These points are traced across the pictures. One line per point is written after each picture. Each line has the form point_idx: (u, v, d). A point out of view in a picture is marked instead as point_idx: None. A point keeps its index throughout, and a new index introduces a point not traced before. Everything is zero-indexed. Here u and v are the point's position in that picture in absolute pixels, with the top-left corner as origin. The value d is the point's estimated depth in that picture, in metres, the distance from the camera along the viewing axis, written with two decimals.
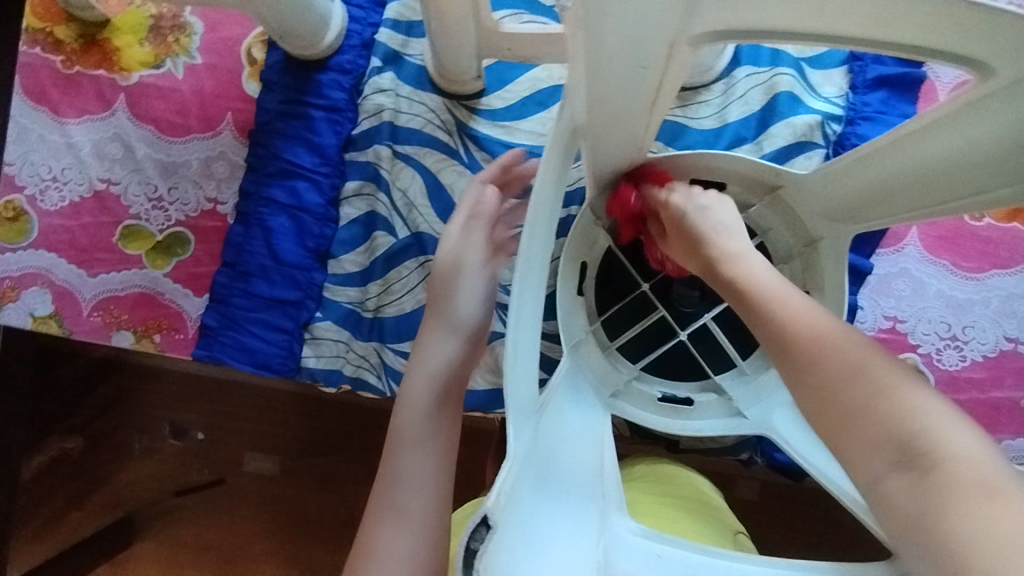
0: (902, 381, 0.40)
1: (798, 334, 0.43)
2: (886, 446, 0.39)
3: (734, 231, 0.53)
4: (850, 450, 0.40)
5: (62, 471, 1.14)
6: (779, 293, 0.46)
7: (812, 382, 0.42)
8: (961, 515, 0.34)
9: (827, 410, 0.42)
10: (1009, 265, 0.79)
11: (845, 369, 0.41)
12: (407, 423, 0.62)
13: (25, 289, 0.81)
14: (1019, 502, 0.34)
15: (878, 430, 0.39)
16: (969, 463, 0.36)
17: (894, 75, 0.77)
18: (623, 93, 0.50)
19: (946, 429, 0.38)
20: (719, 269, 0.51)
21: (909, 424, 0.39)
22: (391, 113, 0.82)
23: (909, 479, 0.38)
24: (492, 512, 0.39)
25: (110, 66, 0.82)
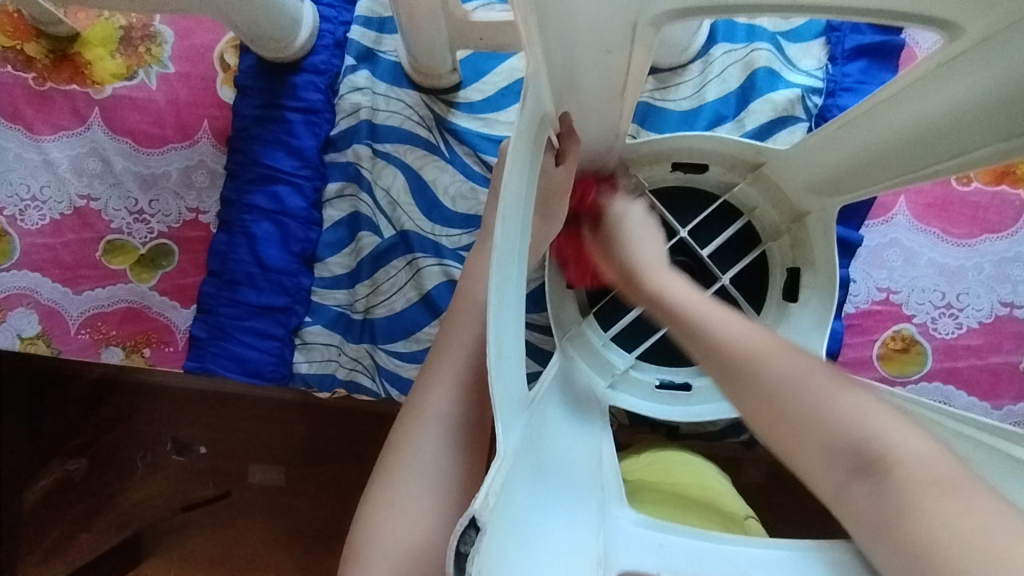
0: (837, 387, 0.46)
1: (733, 349, 0.48)
2: (841, 456, 0.43)
3: (649, 243, 0.61)
4: (807, 460, 0.45)
5: (66, 493, 1.14)
6: (700, 310, 0.52)
7: (761, 396, 0.47)
8: (921, 512, 0.39)
9: (776, 422, 0.46)
10: (1000, 229, 0.79)
11: (778, 381, 0.46)
12: (428, 402, 0.56)
13: (11, 310, 0.80)
14: (969, 493, 0.39)
15: (826, 440, 0.44)
16: (918, 460, 0.41)
17: (874, 44, 0.76)
18: (595, 78, 0.52)
19: (888, 431, 0.43)
20: (648, 286, 0.57)
21: (861, 432, 0.43)
22: (368, 112, 0.81)
23: (868, 486, 0.42)
24: (484, 511, 0.30)
25: (83, 80, 0.81)
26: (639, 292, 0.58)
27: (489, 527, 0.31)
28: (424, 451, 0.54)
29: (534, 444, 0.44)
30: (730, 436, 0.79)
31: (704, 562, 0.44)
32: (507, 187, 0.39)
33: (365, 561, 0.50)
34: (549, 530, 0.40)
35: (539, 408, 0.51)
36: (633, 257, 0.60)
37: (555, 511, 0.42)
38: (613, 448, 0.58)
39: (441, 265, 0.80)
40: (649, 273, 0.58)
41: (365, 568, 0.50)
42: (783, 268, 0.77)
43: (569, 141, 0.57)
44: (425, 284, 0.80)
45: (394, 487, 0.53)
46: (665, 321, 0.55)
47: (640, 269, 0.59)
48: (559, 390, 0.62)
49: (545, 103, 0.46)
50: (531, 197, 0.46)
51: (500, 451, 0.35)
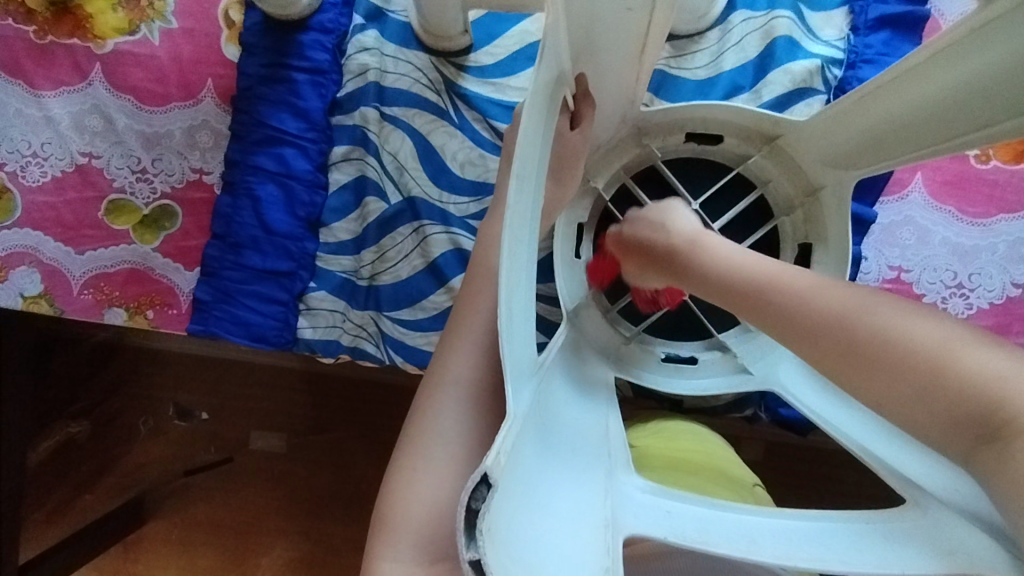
0: (936, 334, 0.41)
1: (816, 308, 0.46)
2: (959, 420, 0.38)
3: (688, 220, 0.60)
4: (925, 427, 0.40)
5: (70, 454, 1.14)
6: (777, 278, 0.49)
7: (870, 362, 0.42)
8: None
9: (877, 385, 0.42)
10: (1016, 209, 0.77)
11: (879, 339, 0.42)
12: (447, 367, 0.55)
13: (14, 269, 0.80)
14: None
15: (944, 405, 0.39)
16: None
17: (898, 14, 0.74)
18: (615, 36, 0.50)
19: (1013, 380, 0.37)
20: (699, 263, 0.55)
21: (977, 387, 0.38)
22: (376, 73, 0.79)
23: (994, 451, 0.37)
24: (496, 468, 0.29)
25: (84, 34, 0.79)
26: (688, 275, 0.56)
27: (501, 487, 0.31)
28: (445, 414, 0.53)
29: (542, 409, 0.44)
30: (733, 411, 0.79)
31: (711, 527, 0.42)
32: (521, 146, 0.38)
33: (391, 528, 0.50)
34: (556, 493, 0.39)
35: (546, 375, 0.51)
36: (671, 232, 0.59)
37: (562, 476, 0.41)
38: (619, 418, 0.58)
39: (448, 233, 0.79)
40: (691, 243, 0.57)
41: (390, 534, 0.50)
42: (794, 244, 0.76)
43: (585, 103, 0.57)
44: (432, 252, 0.79)
45: (416, 453, 0.52)
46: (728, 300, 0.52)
47: (682, 244, 0.57)
48: (565, 358, 0.61)
49: (563, 60, 0.44)
50: (545, 158, 0.45)
51: (509, 413, 0.35)
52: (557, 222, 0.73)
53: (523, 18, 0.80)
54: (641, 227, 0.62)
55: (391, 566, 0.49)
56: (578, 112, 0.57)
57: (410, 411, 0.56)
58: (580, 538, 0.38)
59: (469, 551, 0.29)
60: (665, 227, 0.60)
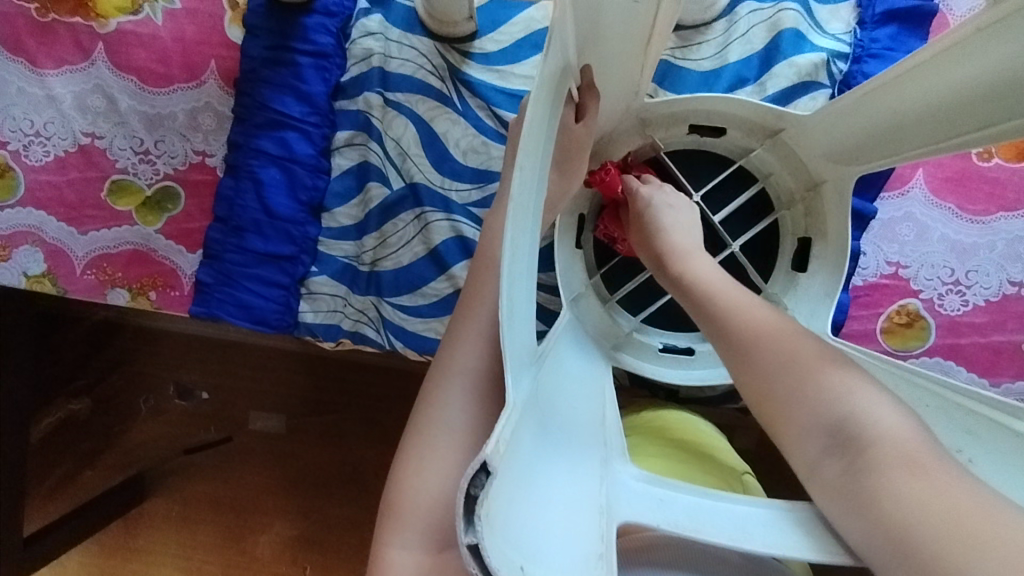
0: (818, 360, 0.48)
1: (734, 318, 0.52)
2: (819, 431, 0.45)
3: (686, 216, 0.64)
4: (789, 436, 0.47)
5: (72, 431, 1.16)
6: (711, 284, 0.56)
7: (757, 370, 0.49)
8: (890, 490, 0.41)
9: (771, 401, 0.48)
10: (1016, 207, 0.78)
11: (776, 355, 0.49)
12: (453, 357, 0.56)
13: (17, 247, 0.80)
14: (938, 477, 0.40)
15: (811, 417, 0.46)
16: (892, 439, 0.43)
17: (906, 9, 0.74)
18: (619, 28, 0.50)
19: (868, 409, 0.44)
20: (663, 257, 0.61)
21: (838, 409, 0.45)
22: (380, 58, 0.79)
23: (841, 463, 0.44)
24: (495, 457, 0.30)
25: (86, 13, 0.78)
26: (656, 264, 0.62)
27: (502, 473, 0.32)
28: (451, 404, 0.54)
29: (541, 399, 0.45)
30: (728, 402, 0.80)
31: (702, 516, 0.44)
32: (525, 137, 0.38)
33: (399, 514, 0.51)
34: (554, 480, 0.40)
35: (546, 364, 0.51)
36: (654, 217, 0.64)
37: (560, 464, 0.42)
38: (616, 407, 0.59)
39: (450, 221, 0.79)
40: (673, 241, 0.62)
41: (399, 520, 0.51)
42: (793, 237, 0.76)
43: (589, 95, 0.57)
44: (433, 238, 0.79)
45: (423, 442, 0.53)
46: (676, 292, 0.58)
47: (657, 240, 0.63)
48: (565, 347, 0.62)
49: (568, 52, 0.44)
50: (549, 151, 0.45)
51: (510, 401, 0.35)
52: (559, 213, 0.73)
53: (528, 5, 0.80)
54: (653, 201, 0.65)
55: (399, 550, 0.51)
56: (582, 103, 0.57)
57: (417, 399, 0.57)
58: (575, 524, 0.40)
59: (468, 535, 0.30)
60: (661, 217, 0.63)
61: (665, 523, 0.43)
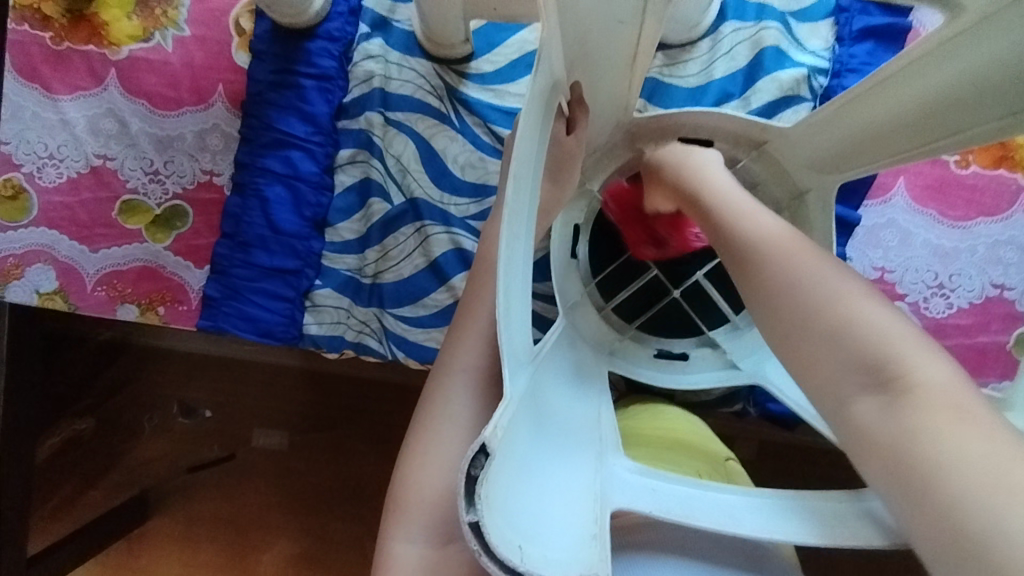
0: (866, 301, 0.45)
1: (781, 262, 0.49)
2: (858, 367, 0.43)
3: (724, 174, 0.62)
4: (826, 373, 0.44)
5: (77, 450, 1.17)
6: (760, 230, 0.53)
7: (791, 308, 0.47)
8: (935, 433, 0.39)
9: (810, 339, 0.45)
10: (995, 213, 0.81)
11: (820, 297, 0.46)
12: (455, 356, 0.58)
13: (29, 266, 0.83)
14: (982, 425, 0.39)
15: (849, 353, 0.43)
16: (936, 383, 0.41)
17: (881, 26, 0.77)
18: (605, 48, 0.53)
19: (911, 351, 0.42)
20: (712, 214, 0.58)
21: (884, 348, 0.42)
22: (381, 80, 0.82)
23: (880, 401, 0.42)
24: (493, 439, 0.32)
25: (99, 41, 0.82)
26: (704, 219, 0.59)
27: (500, 456, 0.34)
28: (455, 401, 0.55)
29: (537, 395, 0.47)
30: (722, 406, 0.82)
31: (692, 504, 0.46)
32: (519, 148, 0.41)
33: (404, 509, 0.53)
34: (550, 470, 0.42)
35: (541, 364, 0.54)
36: (701, 181, 0.61)
37: (556, 456, 0.44)
38: (609, 407, 0.61)
39: (449, 233, 0.82)
40: (713, 194, 0.59)
41: (404, 514, 0.53)
42: None
43: (579, 110, 0.59)
44: (434, 251, 0.82)
45: (427, 438, 0.55)
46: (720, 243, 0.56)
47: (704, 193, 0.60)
48: (560, 350, 0.64)
49: (558, 70, 0.47)
50: (541, 163, 0.48)
51: (507, 393, 0.38)
52: (555, 222, 0.76)
53: (521, 28, 0.84)
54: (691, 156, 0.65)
55: (404, 546, 0.52)
56: (573, 117, 0.60)
57: (422, 398, 0.59)
58: (573, 511, 0.42)
59: (469, 514, 0.32)
60: (700, 172, 0.62)
61: (657, 510, 0.45)
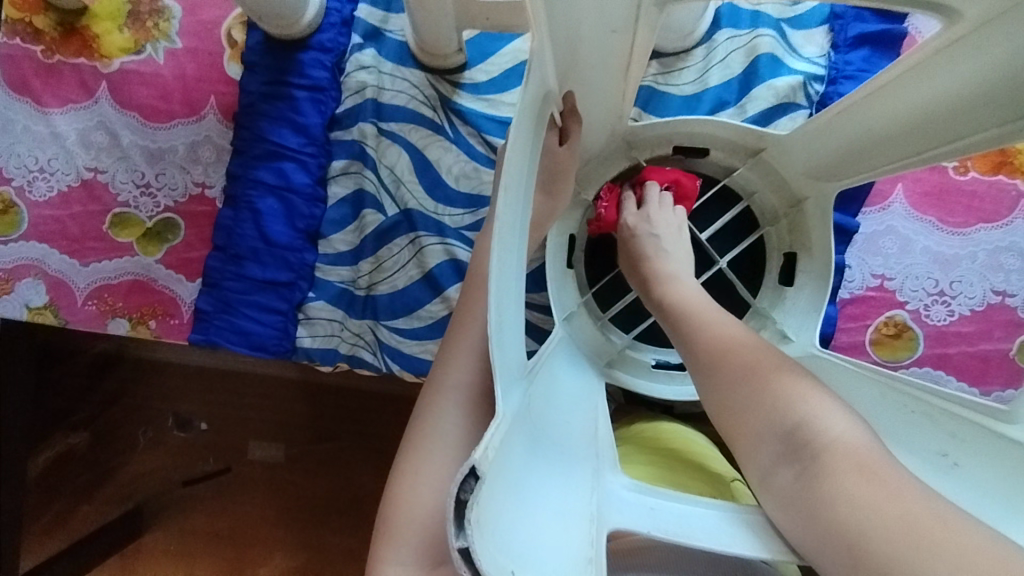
0: (778, 372, 0.50)
1: (709, 341, 0.56)
2: (774, 438, 0.46)
3: (676, 257, 0.69)
4: (746, 446, 0.48)
5: (70, 466, 1.16)
6: (695, 308, 0.61)
7: (717, 378, 0.52)
8: (845, 494, 0.40)
9: (731, 409, 0.50)
10: (994, 219, 0.80)
11: (739, 366, 0.52)
12: (447, 374, 0.56)
13: (19, 280, 0.82)
14: (891, 483, 0.40)
15: (765, 422, 0.47)
16: (842, 445, 0.43)
17: (876, 32, 0.77)
18: (597, 57, 0.52)
19: (821, 417, 0.45)
20: (661, 294, 0.65)
21: (793, 416, 0.46)
22: (374, 90, 0.82)
23: (795, 470, 0.44)
24: (483, 461, 0.31)
25: (91, 54, 0.82)
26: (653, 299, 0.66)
27: (490, 480, 0.33)
28: (446, 421, 0.54)
29: (533, 413, 0.46)
30: None
31: (688, 522, 0.46)
32: (509, 161, 0.40)
33: (394, 531, 0.52)
34: (544, 488, 0.41)
35: (537, 378, 0.52)
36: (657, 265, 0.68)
37: (553, 476, 0.43)
38: (608, 421, 0.60)
39: (444, 244, 0.81)
40: (666, 278, 0.66)
41: (396, 539, 0.51)
42: (780, 254, 0.77)
43: (572, 120, 0.58)
44: (428, 262, 0.81)
45: (417, 459, 0.53)
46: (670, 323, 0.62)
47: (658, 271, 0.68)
48: (556, 362, 0.63)
49: (549, 80, 0.46)
50: (533, 175, 0.47)
51: (499, 412, 0.37)
52: (549, 234, 0.75)
53: (515, 37, 0.83)
54: (640, 230, 0.71)
55: (394, 569, 0.51)
56: (566, 128, 0.59)
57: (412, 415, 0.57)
58: (567, 531, 0.40)
59: (459, 539, 0.31)
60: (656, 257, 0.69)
61: (655, 529, 0.44)
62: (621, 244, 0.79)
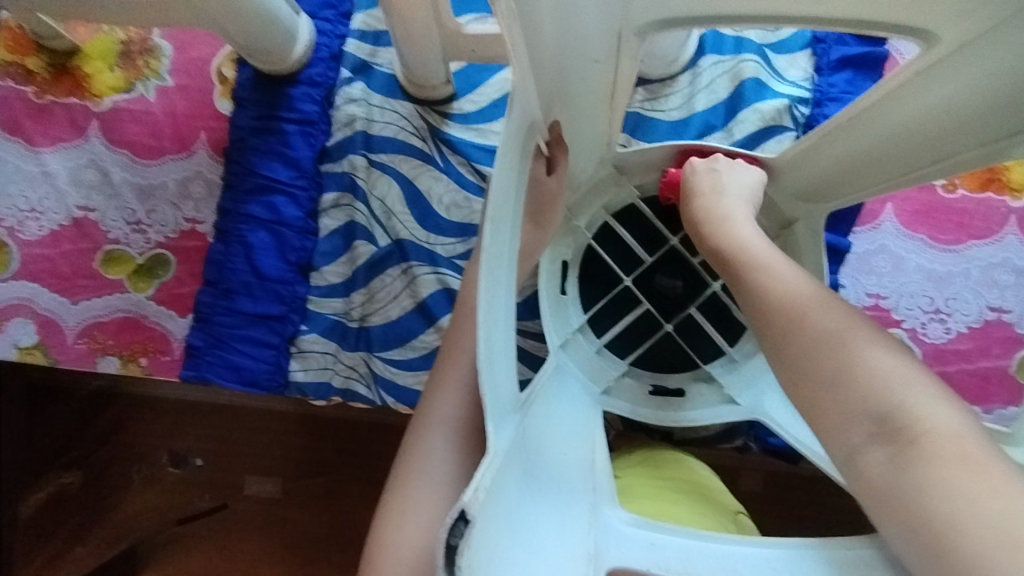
0: (871, 347, 0.44)
1: (780, 299, 0.47)
2: (866, 417, 0.42)
3: (740, 196, 0.59)
4: (831, 423, 0.43)
5: (62, 507, 1.13)
6: (766, 260, 0.50)
7: (789, 340, 0.46)
8: (939, 486, 0.38)
9: (814, 383, 0.44)
10: (987, 235, 0.80)
11: (820, 336, 0.45)
12: (432, 408, 0.56)
13: (9, 320, 0.81)
14: (994, 477, 0.38)
15: (857, 403, 0.42)
16: (945, 434, 0.40)
17: (858, 55, 0.78)
18: (581, 85, 0.53)
19: (923, 403, 0.41)
20: (712, 237, 0.55)
21: (893, 400, 0.41)
22: (363, 122, 0.82)
23: (888, 452, 0.41)
24: (473, 504, 0.31)
25: (82, 93, 0.83)
26: (705, 242, 0.56)
27: (480, 523, 0.32)
28: (433, 451, 0.53)
29: (527, 446, 0.45)
30: (722, 441, 0.80)
31: (693, 559, 0.45)
32: (495, 192, 0.40)
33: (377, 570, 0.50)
34: (538, 528, 0.40)
35: (531, 410, 0.51)
36: (718, 201, 0.58)
37: (547, 513, 0.42)
38: (606, 449, 0.59)
39: (436, 273, 0.81)
40: (725, 215, 0.56)
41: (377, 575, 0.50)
42: None
43: (558, 149, 0.58)
44: (421, 291, 0.81)
45: (405, 497, 0.52)
46: (722, 270, 0.53)
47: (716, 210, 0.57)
48: (553, 391, 0.62)
49: (535, 111, 0.47)
50: (520, 204, 0.47)
51: (490, 448, 0.36)
52: (541, 258, 0.74)
53: (502, 67, 0.84)
54: (698, 168, 0.62)
55: None
56: (552, 157, 0.58)
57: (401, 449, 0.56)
58: None
59: None
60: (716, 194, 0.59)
61: (654, 567, 0.45)
62: (614, 269, 0.78)
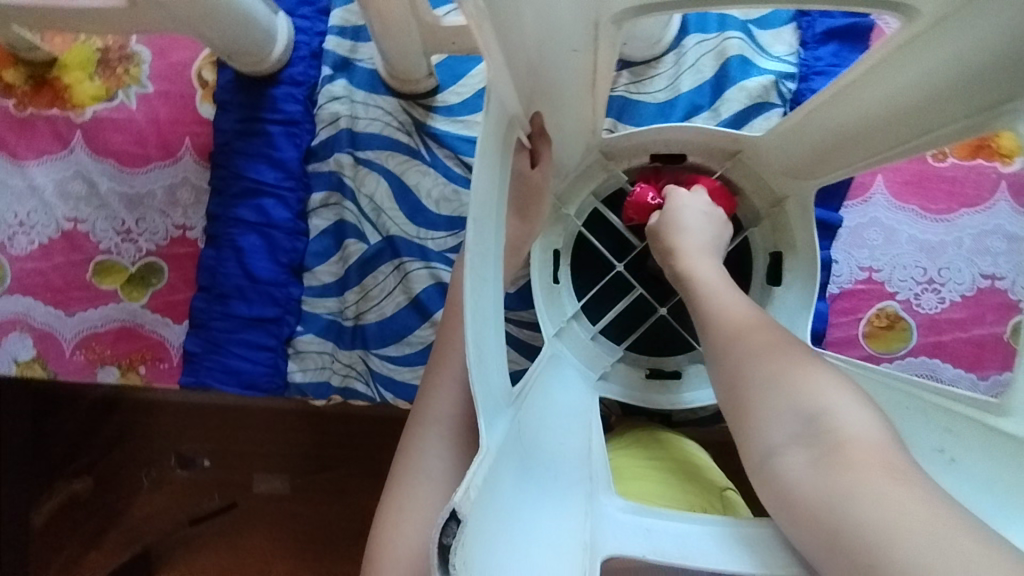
0: (810, 368, 0.49)
1: (722, 324, 0.57)
2: (795, 418, 0.46)
3: (703, 234, 0.67)
4: (759, 422, 0.48)
5: (75, 513, 1.15)
6: (710, 293, 0.61)
7: (735, 359, 0.53)
8: (863, 487, 0.41)
9: (750, 395, 0.50)
10: (978, 203, 0.80)
11: (764, 352, 0.52)
12: (427, 407, 0.56)
13: (7, 335, 0.81)
14: (914, 488, 0.40)
15: (790, 407, 0.47)
16: (864, 442, 0.43)
17: (843, 27, 0.77)
18: (561, 73, 0.53)
19: (845, 415, 0.45)
20: (674, 267, 0.66)
21: (818, 404, 0.46)
22: (348, 120, 0.82)
23: (810, 454, 0.44)
24: (464, 504, 0.31)
25: (63, 104, 0.82)
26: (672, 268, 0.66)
27: (472, 522, 0.32)
28: (430, 449, 0.54)
29: (523, 438, 0.45)
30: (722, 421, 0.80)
31: (687, 543, 0.46)
32: (477, 189, 0.39)
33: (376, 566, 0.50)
34: (533, 520, 0.41)
35: (526, 402, 0.52)
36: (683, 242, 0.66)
37: (543, 505, 0.43)
38: (602, 436, 0.60)
39: (428, 268, 0.81)
40: (689, 252, 0.65)
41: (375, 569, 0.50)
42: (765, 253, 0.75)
43: (541, 141, 0.57)
44: (414, 287, 0.81)
45: (404, 496, 0.52)
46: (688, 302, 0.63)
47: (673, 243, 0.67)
48: (550, 380, 0.63)
49: (514, 105, 0.46)
50: (505, 199, 0.46)
51: (483, 445, 0.36)
52: (532, 250, 0.74)
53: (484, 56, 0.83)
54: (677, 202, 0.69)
55: None
56: (536, 150, 0.58)
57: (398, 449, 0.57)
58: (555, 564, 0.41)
59: None
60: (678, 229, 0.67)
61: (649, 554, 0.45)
62: (606, 255, 0.78)
